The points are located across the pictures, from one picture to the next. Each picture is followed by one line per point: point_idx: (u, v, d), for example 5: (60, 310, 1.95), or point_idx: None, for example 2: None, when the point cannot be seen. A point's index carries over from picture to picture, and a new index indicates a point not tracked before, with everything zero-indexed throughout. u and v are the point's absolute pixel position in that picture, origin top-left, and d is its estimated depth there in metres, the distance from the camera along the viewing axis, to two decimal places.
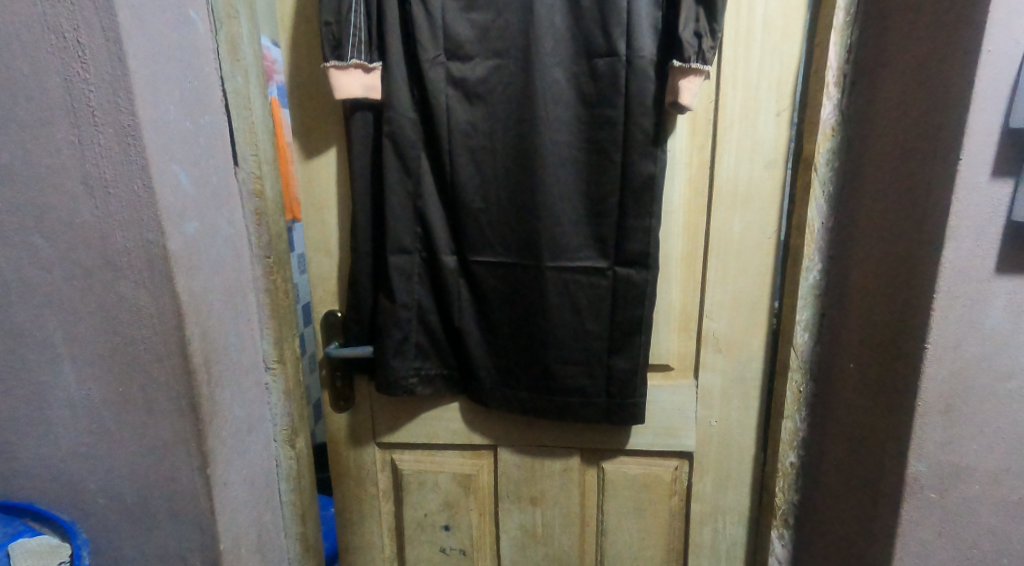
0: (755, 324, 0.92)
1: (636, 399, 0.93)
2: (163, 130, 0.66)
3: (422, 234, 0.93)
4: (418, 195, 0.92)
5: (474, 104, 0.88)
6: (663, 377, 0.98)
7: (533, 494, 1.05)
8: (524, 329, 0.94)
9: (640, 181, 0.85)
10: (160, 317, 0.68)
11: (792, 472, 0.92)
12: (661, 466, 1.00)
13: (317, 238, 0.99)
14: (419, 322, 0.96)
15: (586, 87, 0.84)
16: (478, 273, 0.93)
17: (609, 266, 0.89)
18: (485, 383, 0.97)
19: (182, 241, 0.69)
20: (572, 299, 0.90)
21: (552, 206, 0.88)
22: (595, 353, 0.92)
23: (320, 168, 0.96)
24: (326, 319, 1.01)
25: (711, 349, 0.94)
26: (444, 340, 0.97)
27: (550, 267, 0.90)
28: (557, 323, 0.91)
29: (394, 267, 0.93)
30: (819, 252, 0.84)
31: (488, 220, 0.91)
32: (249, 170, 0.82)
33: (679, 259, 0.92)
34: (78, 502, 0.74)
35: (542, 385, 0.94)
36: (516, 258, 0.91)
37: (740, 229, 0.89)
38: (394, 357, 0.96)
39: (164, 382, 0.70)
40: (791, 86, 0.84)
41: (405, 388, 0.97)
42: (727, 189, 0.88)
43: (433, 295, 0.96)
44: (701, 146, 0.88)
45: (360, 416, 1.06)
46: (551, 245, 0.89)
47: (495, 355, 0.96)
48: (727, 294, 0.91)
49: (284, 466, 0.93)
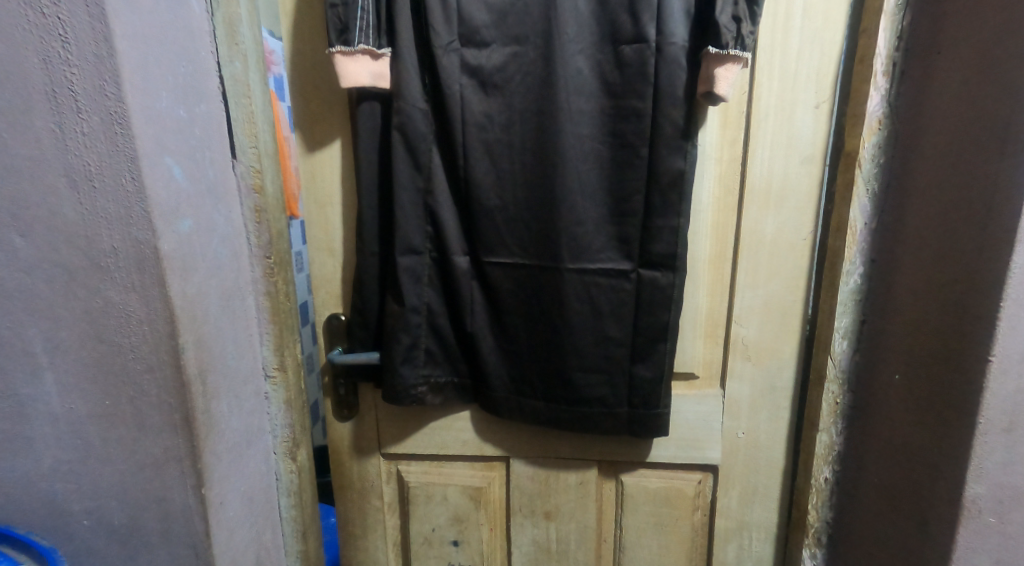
0: (787, 331, 0.87)
1: (660, 409, 0.88)
2: (156, 118, 0.60)
3: (433, 233, 0.88)
4: (429, 192, 0.86)
5: (490, 94, 0.82)
6: (687, 386, 0.92)
7: (547, 508, 0.99)
8: (541, 334, 0.88)
9: (669, 178, 0.80)
10: (151, 324, 0.62)
11: (825, 487, 0.86)
12: (684, 480, 0.95)
13: (320, 237, 0.93)
14: (429, 327, 0.90)
15: (610, 76, 0.79)
16: (492, 275, 0.87)
17: (633, 268, 0.84)
18: (499, 392, 0.91)
19: (176, 241, 0.63)
20: (593, 302, 0.85)
21: (573, 204, 0.82)
22: (617, 360, 0.87)
23: (323, 162, 0.90)
24: (328, 322, 0.96)
25: (740, 357, 0.89)
26: (455, 346, 0.92)
27: (570, 268, 0.84)
28: (577, 328, 0.86)
29: (403, 268, 0.87)
30: (861, 254, 0.78)
31: (504, 219, 0.85)
32: (248, 163, 0.77)
33: (707, 262, 0.87)
34: (60, 525, 0.68)
35: (561, 393, 0.89)
36: (535, 259, 0.86)
37: (773, 230, 0.83)
38: (403, 364, 0.89)
39: (156, 395, 0.64)
40: (832, 77, 0.78)
41: (414, 398, 0.91)
42: (760, 187, 0.82)
43: (444, 298, 0.90)
44: (732, 140, 0.82)
45: (364, 425, 1.00)
46: (572, 246, 0.84)
47: (510, 362, 0.90)
48: (758, 300, 0.86)
49: (284, 480, 0.87)
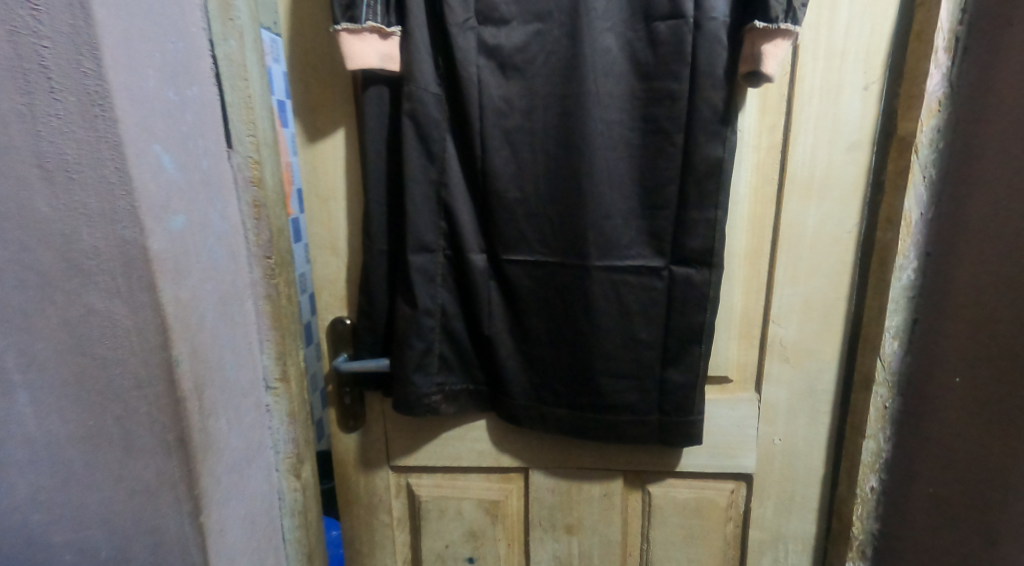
0: (829, 331, 0.81)
1: (694, 416, 0.82)
2: (141, 100, 0.53)
3: (447, 230, 0.81)
4: (443, 184, 0.79)
5: (510, 77, 0.75)
6: (719, 390, 0.86)
7: (569, 521, 0.93)
8: (566, 338, 0.82)
9: (706, 167, 0.73)
10: (140, 334, 0.55)
11: (872, 497, 0.80)
12: (716, 490, 0.89)
13: (323, 235, 0.86)
14: (443, 331, 0.83)
15: (642, 56, 0.72)
16: (512, 274, 0.81)
17: (664, 265, 0.78)
18: (519, 400, 0.85)
19: (166, 239, 0.55)
20: (622, 302, 0.79)
21: (601, 197, 0.76)
22: (647, 364, 0.81)
23: (325, 154, 0.83)
24: (333, 327, 0.88)
25: (777, 359, 0.83)
26: (471, 351, 0.85)
27: (597, 266, 0.78)
28: (605, 330, 0.80)
29: (415, 268, 0.80)
30: (916, 247, 0.72)
31: (525, 213, 0.79)
32: (246, 153, 0.69)
33: (743, 257, 0.80)
34: (39, 559, 0.61)
35: (586, 401, 0.83)
36: (558, 257, 0.79)
37: (816, 222, 0.77)
38: (415, 372, 0.83)
39: (146, 413, 0.57)
40: (883, 56, 0.72)
41: (427, 408, 0.84)
42: (802, 177, 0.76)
43: (459, 300, 0.83)
44: (772, 126, 0.75)
45: (372, 436, 0.93)
46: (600, 242, 0.77)
47: (531, 367, 0.84)
48: (798, 298, 0.80)
49: (288, 499, 0.80)
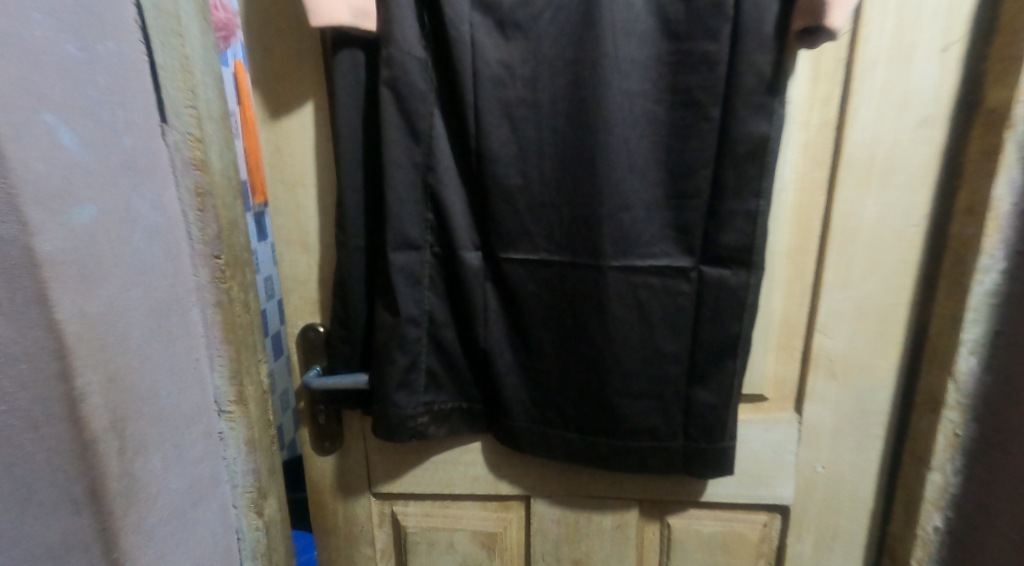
0: (886, 342, 0.68)
1: (726, 442, 0.70)
2: (18, 59, 0.43)
3: (435, 223, 0.68)
4: (430, 168, 0.66)
5: (511, 38, 0.62)
6: (752, 409, 0.74)
7: (576, 557, 0.81)
8: (574, 350, 0.69)
9: (748, 147, 0.60)
10: (32, 361, 0.44)
11: (935, 540, 0.68)
12: (746, 522, 0.77)
13: (290, 228, 0.73)
14: (430, 341, 0.71)
15: (672, 10, 0.59)
16: (512, 275, 0.68)
17: (693, 266, 0.66)
18: (519, 421, 0.73)
19: (63, 237, 0.46)
20: (641, 309, 0.67)
21: (619, 183, 0.63)
22: (670, 381, 0.69)
23: (291, 131, 0.70)
24: (303, 335, 0.76)
25: (823, 375, 0.71)
26: (464, 364, 0.73)
27: (613, 266, 0.65)
28: (621, 342, 0.68)
29: (397, 268, 0.67)
30: (1004, 244, 0.60)
31: (528, 202, 0.66)
32: (184, 128, 0.56)
33: (785, 255, 0.68)
34: None
35: (598, 424, 0.71)
36: (567, 255, 0.67)
37: (874, 214, 0.65)
38: (398, 391, 0.70)
39: (43, 460, 0.45)
40: (967, 9, 0.59)
41: (412, 432, 0.72)
42: (861, 159, 0.63)
43: (449, 305, 0.71)
44: (826, 98, 0.63)
45: (351, 460, 0.81)
46: (616, 238, 0.65)
47: (534, 383, 0.72)
48: (850, 303, 0.68)
49: (248, 541, 0.68)
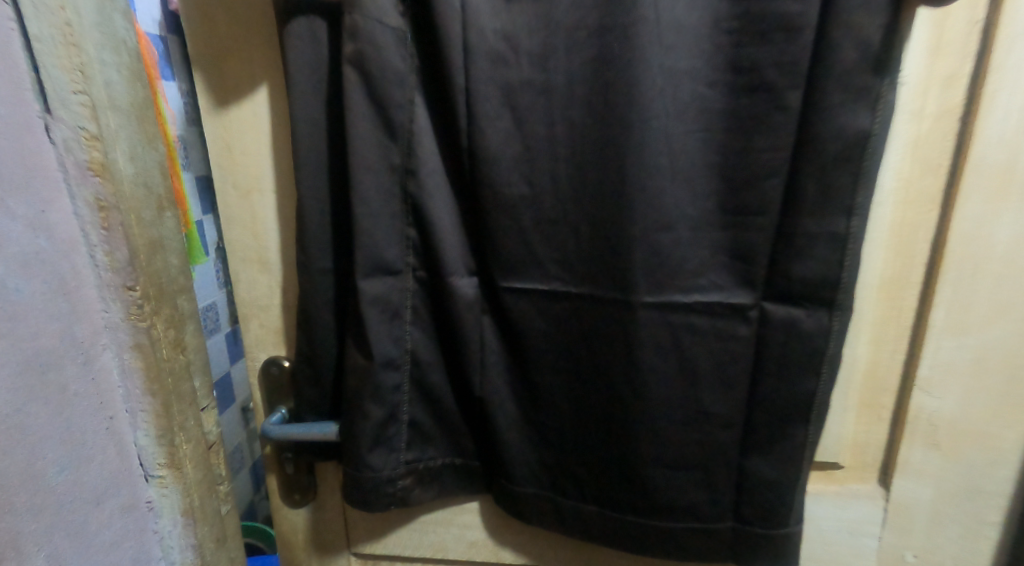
0: (1011, 405, 0.51)
1: (789, 528, 0.53)
2: None
3: (418, 242, 0.54)
4: (411, 172, 0.51)
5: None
6: (823, 479, 0.58)
7: None
8: (594, 405, 0.55)
9: (839, 146, 0.44)
10: None
11: None
12: None
13: (246, 242, 0.59)
14: (414, 386, 0.57)
15: None
16: (515, 309, 0.53)
17: (752, 304, 0.50)
18: (525, 488, 0.58)
19: None
20: (681, 357, 0.51)
21: (655, 194, 0.48)
22: (717, 449, 0.53)
23: (242, 124, 0.56)
24: (266, 371, 0.63)
25: (922, 443, 0.54)
26: (458, 413, 0.59)
27: (646, 303, 0.50)
28: (653, 398, 0.52)
29: (368, 299, 0.52)
30: None
31: (537, 216, 0.51)
32: (76, 120, 0.42)
33: (876, 287, 0.52)
34: None
35: (622, 496, 0.56)
36: (586, 286, 0.52)
37: (1010, 236, 0.48)
38: (372, 451, 0.56)
39: None
40: None
41: (390, 500, 0.58)
42: (996, 160, 0.46)
43: (439, 343, 0.57)
44: (951, 77, 0.46)
45: (326, 515, 0.68)
46: (650, 266, 0.49)
47: (544, 441, 0.57)
48: (966, 354, 0.51)
49: None
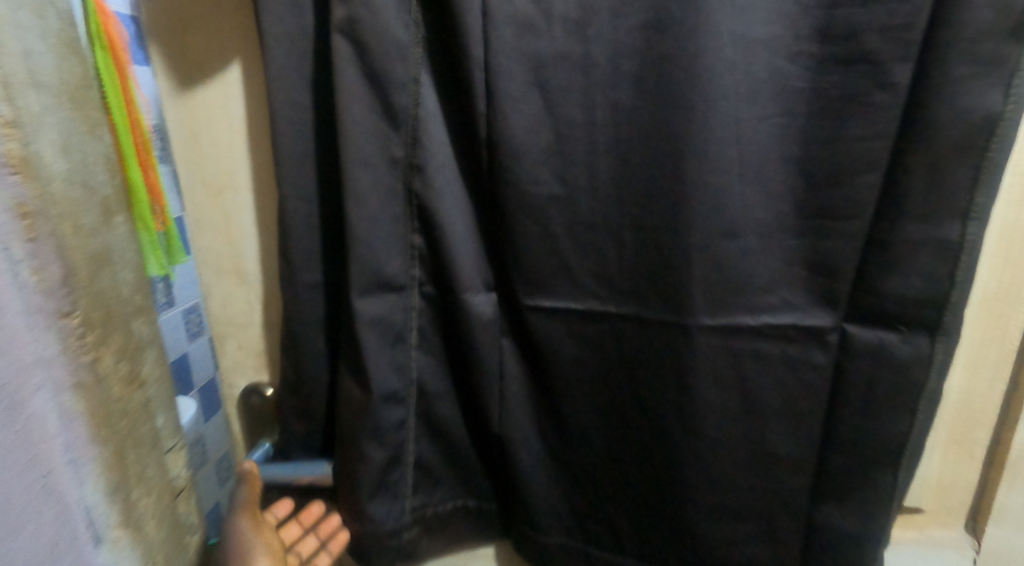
0: None
1: None
2: None
3: (426, 252, 0.45)
4: (417, 166, 0.42)
5: None
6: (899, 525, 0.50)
7: None
8: (636, 445, 0.46)
9: (963, 131, 0.35)
10: None
11: None
12: None
13: (219, 248, 0.50)
14: (421, 418, 0.48)
15: None
16: (542, 332, 0.45)
17: (834, 327, 0.40)
18: (551, 539, 0.49)
19: None
20: (743, 391, 0.42)
21: (717, 194, 0.39)
22: (782, 500, 0.44)
23: (210, 109, 0.47)
24: (245, 399, 0.54)
25: None
26: (473, 451, 0.50)
27: (703, 326, 0.41)
28: (708, 439, 0.43)
29: (366, 320, 0.43)
30: None
31: (570, 220, 0.42)
32: None
33: (976, 304, 0.43)
34: None
35: (666, 552, 0.47)
36: (629, 305, 0.43)
37: None
38: (374, 497, 0.47)
39: None
40: None
41: (396, 551, 0.49)
42: None
43: (451, 369, 0.48)
44: None
45: None
46: (709, 281, 0.41)
47: (574, 485, 0.48)
48: None
49: None
